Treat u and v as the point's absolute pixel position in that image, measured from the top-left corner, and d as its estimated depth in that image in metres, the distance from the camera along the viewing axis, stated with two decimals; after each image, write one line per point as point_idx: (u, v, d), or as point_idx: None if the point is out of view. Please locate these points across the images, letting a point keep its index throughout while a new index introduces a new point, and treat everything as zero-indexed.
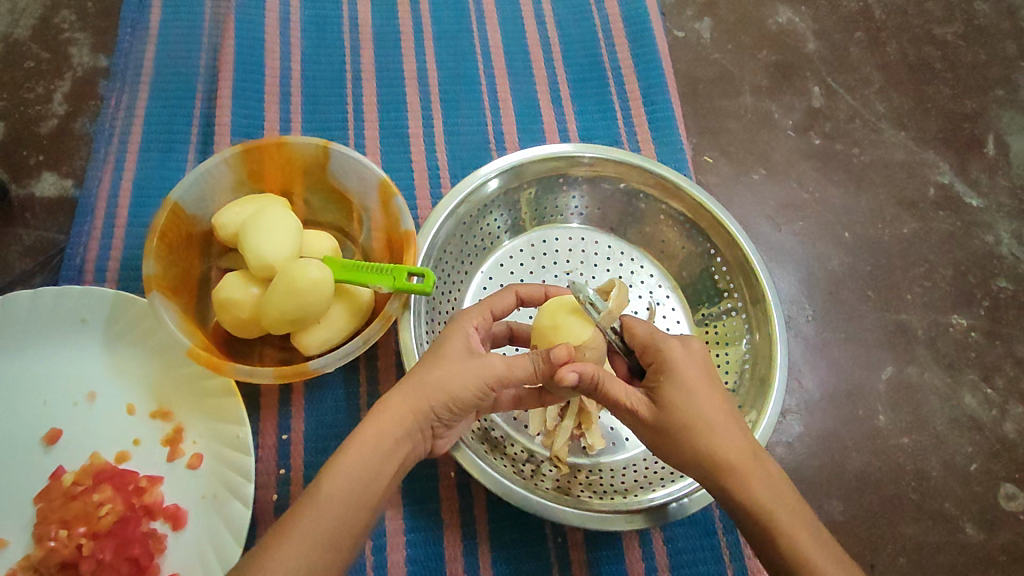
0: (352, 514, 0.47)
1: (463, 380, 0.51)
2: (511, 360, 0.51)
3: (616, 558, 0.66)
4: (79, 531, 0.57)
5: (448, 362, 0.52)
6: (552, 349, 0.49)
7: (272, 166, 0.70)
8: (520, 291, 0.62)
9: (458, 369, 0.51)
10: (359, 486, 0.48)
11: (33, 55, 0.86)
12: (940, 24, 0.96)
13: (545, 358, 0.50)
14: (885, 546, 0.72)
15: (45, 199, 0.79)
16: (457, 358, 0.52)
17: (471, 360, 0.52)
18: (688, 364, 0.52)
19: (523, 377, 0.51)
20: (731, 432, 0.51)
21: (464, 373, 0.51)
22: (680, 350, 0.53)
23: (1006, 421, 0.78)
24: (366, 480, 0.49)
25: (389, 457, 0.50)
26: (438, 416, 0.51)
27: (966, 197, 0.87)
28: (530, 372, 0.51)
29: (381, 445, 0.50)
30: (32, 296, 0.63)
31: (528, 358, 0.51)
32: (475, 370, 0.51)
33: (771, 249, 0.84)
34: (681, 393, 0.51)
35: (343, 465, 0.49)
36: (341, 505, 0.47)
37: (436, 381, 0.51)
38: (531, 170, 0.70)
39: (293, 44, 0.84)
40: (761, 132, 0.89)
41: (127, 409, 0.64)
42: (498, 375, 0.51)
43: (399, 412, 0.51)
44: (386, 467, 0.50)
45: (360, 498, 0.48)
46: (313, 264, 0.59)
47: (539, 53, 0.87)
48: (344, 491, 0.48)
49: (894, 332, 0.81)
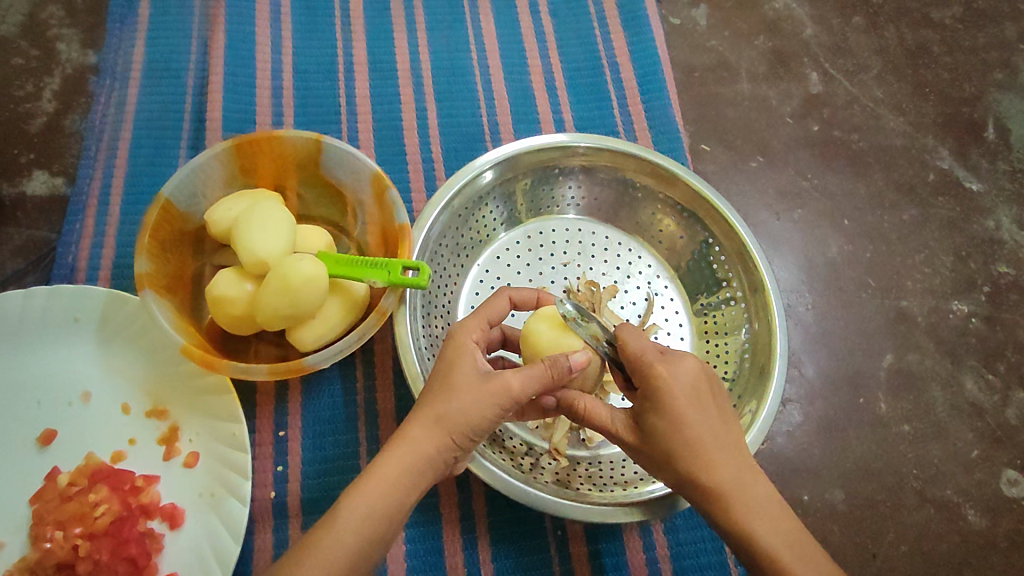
0: (370, 543, 0.48)
1: (480, 410, 0.49)
2: (525, 377, 0.49)
3: (617, 549, 0.66)
4: (75, 531, 0.57)
5: (463, 393, 0.49)
6: (573, 357, 0.52)
7: (263, 161, 0.69)
8: (513, 295, 0.60)
9: (477, 399, 0.49)
10: (378, 518, 0.48)
11: (22, 51, 0.85)
12: (938, 7, 0.95)
13: (564, 367, 0.50)
14: (886, 535, 0.72)
15: (36, 197, 0.78)
16: (471, 386, 0.49)
17: (485, 387, 0.49)
18: (677, 387, 0.50)
19: (535, 389, 0.50)
20: (720, 452, 0.50)
21: (479, 402, 0.49)
22: (667, 372, 0.50)
23: (1008, 406, 0.77)
24: (384, 514, 0.48)
25: (408, 491, 0.49)
26: (458, 446, 0.50)
27: (966, 181, 0.87)
28: (547, 377, 0.50)
29: (401, 479, 0.49)
30: (25, 295, 0.62)
31: (542, 363, 0.50)
32: (488, 399, 0.49)
33: (770, 238, 0.83)
34: (669, 423, 0.50)
35: (360, 500, 0.48)
36: (360, 536, 0.47)
37: (451, 415, 0.49)
38: (525, 161, 0.69)
39: (284, 37, 0.83)
40: (759, 120, 0.88)
41: (123, 409, 0.63)
42: (512, 398, 0.49)
43: (419, 446, 0.49)
44: (405, 500, 0.49)
45: (378, 528, 0.48)
46: (307, 259, 0.58)
47: (534, 43, 0.85)
48: (362, 524, 0.47)
49: (894, 319, 0.80)
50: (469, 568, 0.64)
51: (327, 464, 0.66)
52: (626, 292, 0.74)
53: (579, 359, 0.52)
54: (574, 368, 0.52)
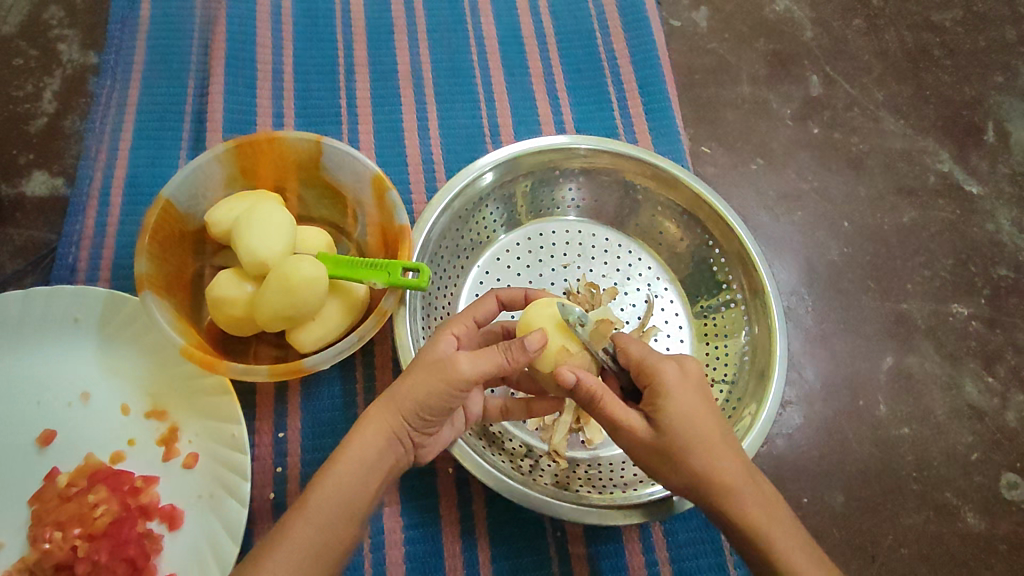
0: (344, 522, 0.48)
1: (429, 388, 0.49)
2: (475, 358, 0.49)
3: (616, 551, 0.66)
4: (74, 533, 0.57)
5: (417, 373, 0.50)
6: (527, 337, 0.49)
7: (264, 162, 0.69)
8: (501, 294, 0.61)
9: (425, 378, 0.49)
10: (346, 495, 0.49)
11: (22, 52, 0.85)
12: (939, 10, 0.95)
13: (518, 347, 0.49)
14: (886, 537, 0.72)
15: (36, 198, 0.78)
16: (426, 365, 0.50)
17: (435, 365, 0.50)
18: (680, 384, 0.51)
19: (488, 369, 0.49)
20: (724, 454, 0.51)
21: (429, 380, 0.49)
22: (675, 370, 0.51)
23: (1008, 409, 0.77)
24: (352, 491, 0.49)
25: (371, 469, 0.50)
26: (413, 424, 0.51)
27: (966, 184, 0.87)
28: (498, 359, 0.49)
29: (364, 457, 0.50)
30: (24, 296, 0.62)
31: (494, 346, 0.50)
32: (437, 377, 0.49)
33: (769, 240, 0.83)
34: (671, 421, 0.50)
35: (329, 480, 0.49)
36: (329, 515, 0.48)
37: (407, 394, 0.50)
38: (525, 162, 0.69)
39: (285, 38, 0.83)
40: (759, 123, 0.88)
41: (122, 409, 0.63)
42: (461, 376, 0.48)
43: (376, 426, 0.51)
44: (370, 480, 0.50)
45: (347, 508, 0.49)
46: (306, 259, 0.58)
47: (534, 45, 0.85)
48: (331, 503, 0.48)
49: (894, 322, 0.80)
50: (468, 569, 0.64)
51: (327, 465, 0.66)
52: (626, 294, 0.73)
53: (533, 339, 0.49)
54: (529, 348, 0.49)
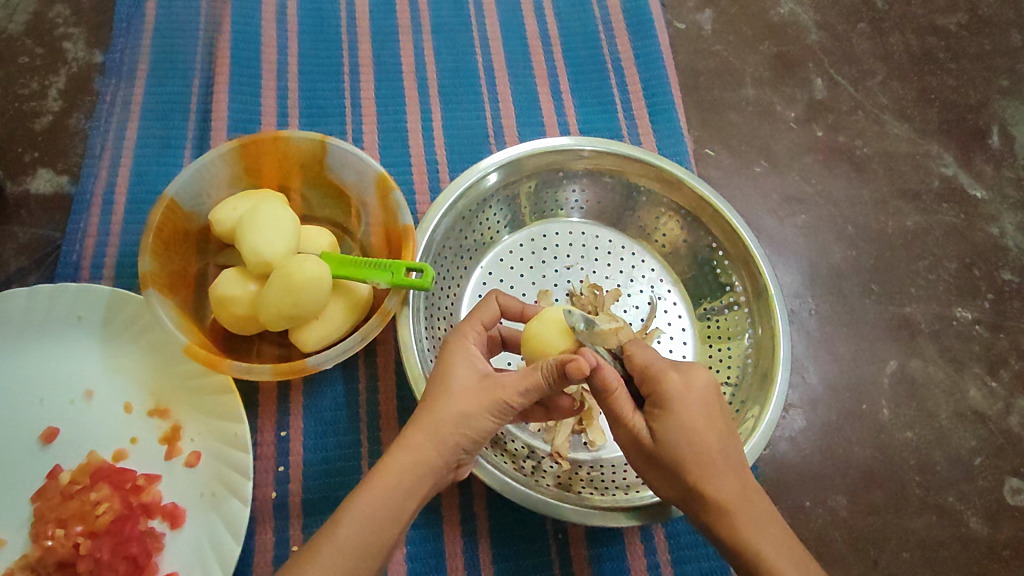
0: (373, 545, 0.47)
1: (476, 411, 0.50)
2: (524, 387, 0.50)
3: (619, 554, 0.66)
4: (76, 530, 0.57)
5: (462, 395, 0.51)
6: (568, 364, 0.47)
7: (269, 162, 0.69)
8: (500, 299, 0.59)
9: (473, 404, 0.50)
10: (378, 521, 0.48)
11: (28, 50, 0.85)
12: (943, 14, 0.95)
13: (555, 369, 0.48)
14: (889, 542, 0.71)
15: (41, 195, 0.79)
16: (469, 388, 0.51)
17: (483, 391, 0.51)
18: (690, 395, 0.51)
19: (533, 397, 0.50)
20: (725, 468, 0.50)
21: (478, 404, 0.50)
22: (679, 381, 0.51)
23: (1011, 414, 0.77)
24: (385, 516, 0.48)
25: (410, 494, 0.49)
26: (460, 449, 0.51)
27: (971, 188, 0.86)
28: (541, 386, 0.49)
29: (403, 481, 0.49)
30: (29, 293, 0.63)
31: (537, 372, 0.49)
32: (488, 402, 0.50)
33: (773, 242, 0.83)
34: (673, 432, 0.50)
35: (362, 502, 0.48)
36: (358, 540, 0.47)
37: (453, 417, 0.50)
38: (530, 162, 0.69)
39: (289, 39, 0.83)
40: (763, 125, 0.88)
41: (124, 408, 0.63)
42: (510, 403, 0.50)
43: (418, 449, 0.50)
44: (406, 503, 0.49)
45: (377, 535, 0.47)
46: (310, 259, 0.58)
47: (539, 47, 0.86)
48: (361, 528, 0.47)
49: (897, 325, 0.80)
50: (469, 569, 0.64)
51: (328, 464, 0.66)
52: (630, 296, 0.74)
53: (572, 368, 0.47)
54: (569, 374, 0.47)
